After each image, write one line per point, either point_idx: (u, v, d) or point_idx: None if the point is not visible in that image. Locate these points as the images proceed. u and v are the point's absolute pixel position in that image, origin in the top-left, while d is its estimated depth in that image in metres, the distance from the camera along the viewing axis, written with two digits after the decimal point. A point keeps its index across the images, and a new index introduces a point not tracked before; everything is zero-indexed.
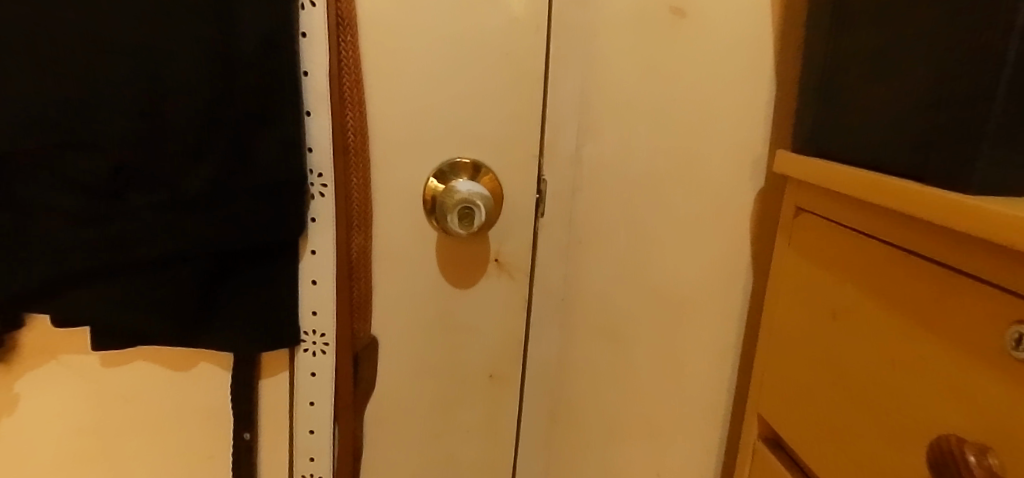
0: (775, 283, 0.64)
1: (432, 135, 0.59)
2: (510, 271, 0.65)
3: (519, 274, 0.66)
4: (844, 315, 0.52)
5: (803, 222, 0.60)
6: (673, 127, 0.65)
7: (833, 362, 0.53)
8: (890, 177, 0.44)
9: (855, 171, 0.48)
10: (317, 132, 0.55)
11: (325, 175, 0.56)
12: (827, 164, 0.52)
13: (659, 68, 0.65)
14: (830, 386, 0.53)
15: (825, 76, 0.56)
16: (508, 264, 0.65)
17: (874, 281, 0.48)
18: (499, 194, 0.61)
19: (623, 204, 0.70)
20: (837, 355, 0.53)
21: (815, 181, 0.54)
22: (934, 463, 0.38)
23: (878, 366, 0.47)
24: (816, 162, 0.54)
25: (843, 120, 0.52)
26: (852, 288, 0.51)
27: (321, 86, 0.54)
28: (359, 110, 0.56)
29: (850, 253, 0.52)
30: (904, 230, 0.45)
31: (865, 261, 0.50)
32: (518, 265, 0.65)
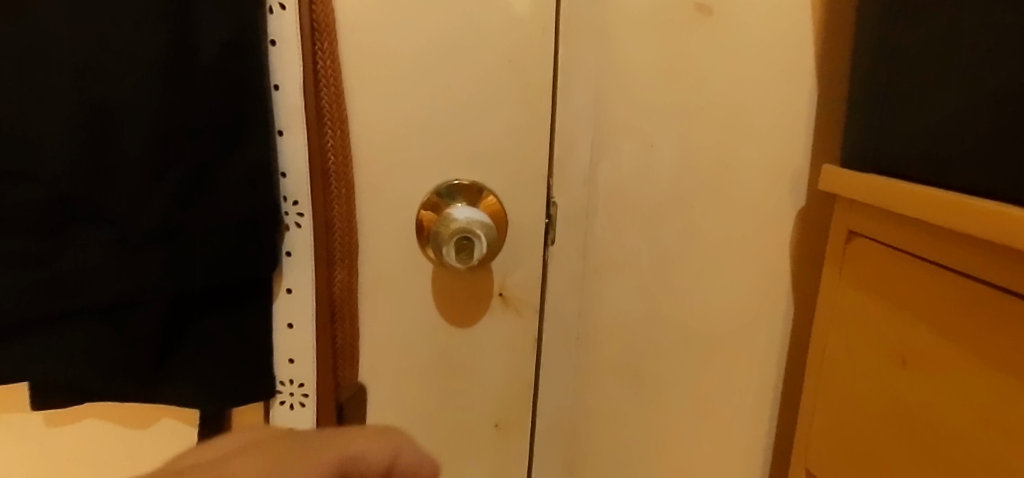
0: (825, 318, 0.55)
1: (426, 155, 0.52)
2: (517, 307, 0.57)
3: (527, 310, 0.57)
4: (916, 362, 0.44)
5: (858, 249, 0.52)
6: (700, 142, 0.58)
7: (902, 416, 0.45)
8: (993, 204, 0.35)
9: (941, 195, 0.40)
10: (291, 155, 0.48)
11: (300, 203, 0.49)
12: (902, 183, 0.44)
13: (685, 71, 0.56)
14: (899, 443, 0.45)
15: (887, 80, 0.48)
16: (513, 299, 0.56)
17: (956, 323, 0.40)
18: (502, 219, 0.53)
19: (644, 225, 0.60)
20: (906, 408, 0.45)
21: (885, 201, 0.46)
22: None
23: (961, 424, 0.39)
24: (886, 183, 0.46)
25: (910, 131, 0.45)
26: (926, 331, 0.43)
27: (294, 101, 0.47)
28: (340, 127, 0.49)
29: (920, 290, 0.44)
30: (988, 263, 0.37)
31: (943, 300, 0.42)
32: (524, 300, 0.57)
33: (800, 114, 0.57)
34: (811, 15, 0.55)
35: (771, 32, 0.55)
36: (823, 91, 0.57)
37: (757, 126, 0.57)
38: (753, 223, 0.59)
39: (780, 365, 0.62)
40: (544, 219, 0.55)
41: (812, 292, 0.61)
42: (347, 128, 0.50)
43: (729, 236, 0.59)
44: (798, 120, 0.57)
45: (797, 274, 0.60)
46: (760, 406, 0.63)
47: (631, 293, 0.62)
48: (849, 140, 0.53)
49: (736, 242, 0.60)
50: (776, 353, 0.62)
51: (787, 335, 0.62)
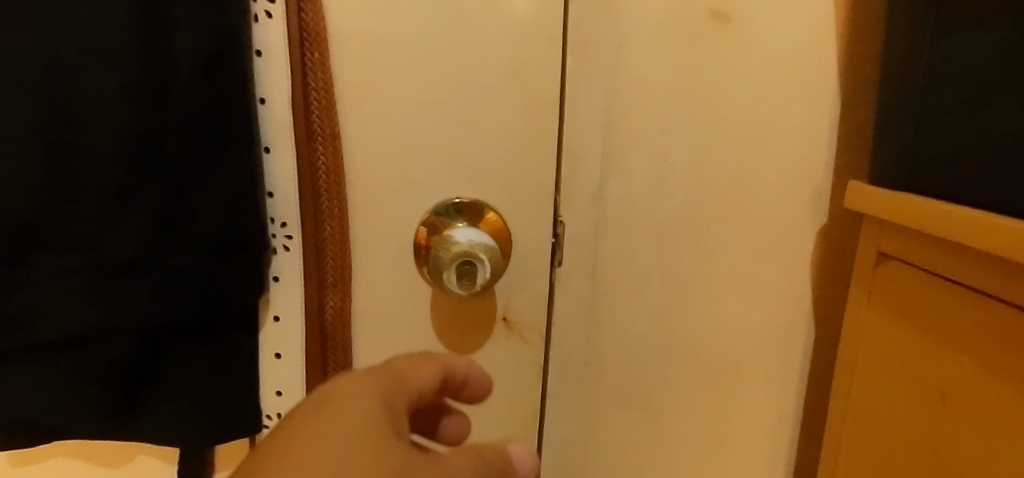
0: (851, 344, 0.52)
1: (425, 171, 0.48)
2: (521, 333, 0.53)
3: (531, 335, 0.53)
4: (961, 398, 0.41)
5: (889, 272, 0.48)
6: (716, 156, 0.54)
7: (943, 455, 0.42)
8: None
9: (998, 223, 0.36)
10: (278, 173, 0.45)
11: (289, 225, 0.46)
12: (942, 207, 0.41)
13: (702, 82, 0.53)
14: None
15: (926, 92, 0.45)
16: (517, 324, 0.53)
17: (1006, 361, 0.37)
18: (506, 239, 0.49)
19: (657, 245, 0.56)
20: (948, 447, 0.42)
21: (918, 223, 0.43)
22: None
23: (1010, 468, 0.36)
24: (920, 204, 0.43)
25: (959, 148, 0.42)
26: (972, 366, 0.40)
27: (281, 116, 0.44)
28: (332, 143, 0.46)
29: (964, 320, 0.41)
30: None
31: (991, 333, 0.39)
32: (529, 325, 0.53)
33: (821, 126, 0.54)
34: (835, 22, 0.52)
35: (791, 40, 0.52)
36: (847, 102, 0.53)
37: (775, 139, 0.54)
38: (772, 242, 0.56)
39: (799, 392, 0.59)
40: (550, 238, 0.52)
41: (835, 314, 0.58)
42: (340, 143, 0.46)
43: (745, 256, 0.56)
44: (820, 133, 0.54)
45: (818, 295, 0.57)
46: (776, 431, 0.60)
47: (643, 318, 0.57)
48: (880, 156, 0.49)
49: (754, 262, 0.56)
50: (795, 378, 0.59)
51: (807, 360, 0.58)
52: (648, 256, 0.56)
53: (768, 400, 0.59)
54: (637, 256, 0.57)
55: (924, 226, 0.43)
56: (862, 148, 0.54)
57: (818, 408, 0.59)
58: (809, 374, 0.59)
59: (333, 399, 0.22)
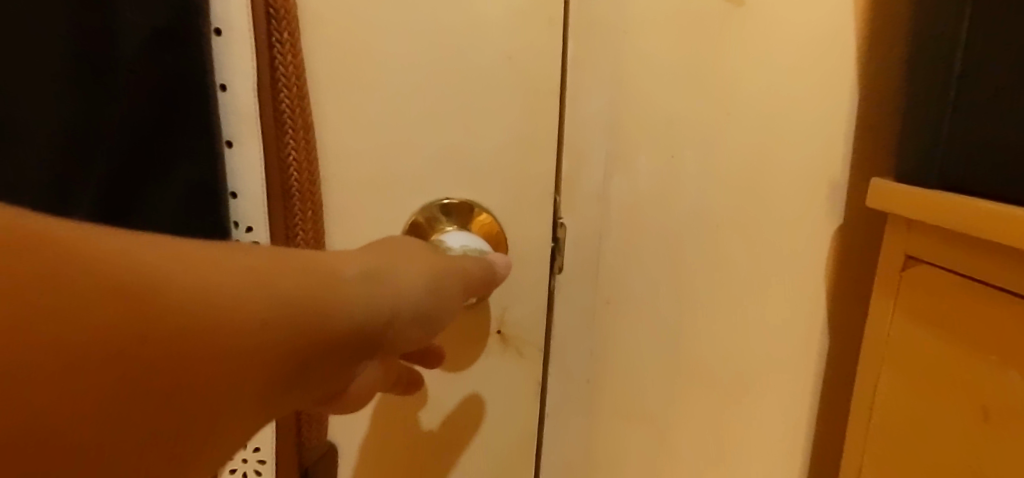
0: (871, 356, 0.48)
1: (410, 170, 0.43)
2: (518, 347, 0.47)
3: (529, 350, 0.48)
4: (1012, 417, 0.38)
5: (915, 277, 0.45)
6: (728, 150, 0.50)
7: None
8: None
9: None
10: (244, 171, 0.38)
11: (255, 230, 0.39)
12: (1014, 210, 0.36)
13: (714, 72, 0.48)
14: None
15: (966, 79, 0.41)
16: (514, 337, 0.47)
17: None
18: (500, 242, 0.45)
19: (665, 248, 0.51)
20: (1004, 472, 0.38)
21: (976, 228, 0.39)
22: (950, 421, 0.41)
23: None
24: (975, 205, 0.39)
25: (1013, 139, 0.38)
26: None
27: (246, 103, 0.37)
28: (305, 137, 0.39)
29: (1013, 333, 0.38)
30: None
31: None
32: (527, 337, 0.48)
33: (838, 120, 0.50)
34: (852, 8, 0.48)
35: (808, 26, 0.48)
36: (864, 94, 0.50)
37: (790, 134, 0.50)
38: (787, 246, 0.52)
39: (813, 402, 0.55)
40: (550, 243, 0.47)
41: (850, 322, 0.54)
42: (313, 138, 0.40)
43: (758, 259, 0.52)
44: (837, 127, 0.50)
45: (832, 301, 0.53)
46: (786, 446, 0.56)
47: (649, 328, 0.52)
48: (909, 151, 0.46)
49: (767, 265, 0.52)
50: (807, 390, 0.55)
51: (819, 370, 0.55)
52: (657, 260, 0.51)
53: (779, 413, 0.55)
54: (643, 260, 0.51)
55: (983, 232, 0.38)
56: (881, 144, 0.51)
57: (832, 419, 0.56)
58: (822, 386, 0.55)
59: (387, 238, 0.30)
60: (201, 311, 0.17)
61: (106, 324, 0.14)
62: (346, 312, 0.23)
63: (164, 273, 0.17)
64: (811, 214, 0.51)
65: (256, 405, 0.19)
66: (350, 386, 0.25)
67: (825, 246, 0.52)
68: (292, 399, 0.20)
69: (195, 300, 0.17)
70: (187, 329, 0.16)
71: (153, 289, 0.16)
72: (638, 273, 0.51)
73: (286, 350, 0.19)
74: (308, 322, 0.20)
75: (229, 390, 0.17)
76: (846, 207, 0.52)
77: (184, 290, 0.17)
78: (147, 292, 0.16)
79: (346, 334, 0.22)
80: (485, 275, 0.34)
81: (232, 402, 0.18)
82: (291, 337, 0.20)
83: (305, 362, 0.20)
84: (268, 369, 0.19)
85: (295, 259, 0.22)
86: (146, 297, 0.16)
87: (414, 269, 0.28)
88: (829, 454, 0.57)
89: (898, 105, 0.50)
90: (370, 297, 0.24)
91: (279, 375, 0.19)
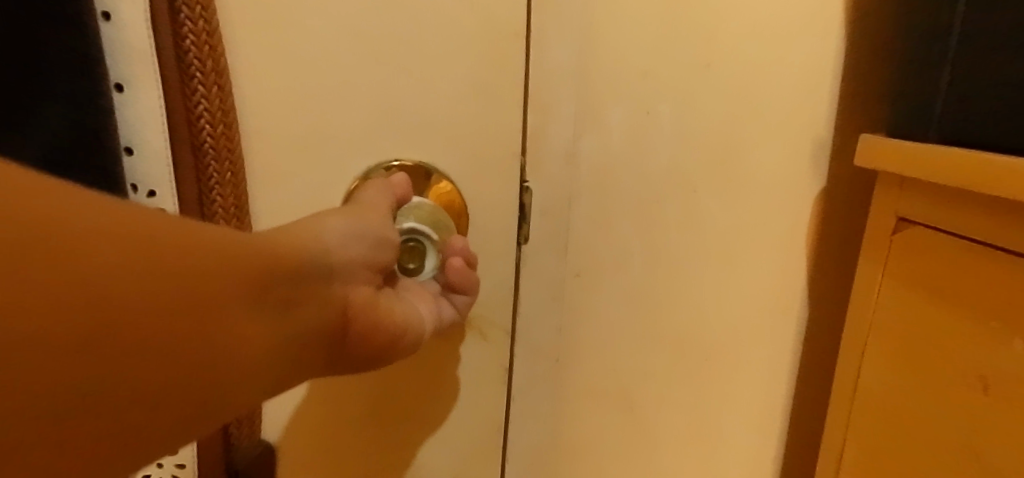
0: (858, 322, 0.47)
1: (349, 126, 0.36)
2: (481, 328, 0.42)
3: (494, 332, 0.43)
4: (1007, 383, 0.36)
5: (905, 239, 0.44)
6: (711, 105, 0.45)
7: (984, 447, 0.38)
8: None
9: None
10: (142, 121, 0.32)
11: (158, 194, 0.33)
12: (1004, 160, 0.35)
13: (693, 19, 0.43)
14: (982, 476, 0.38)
15: (986, 24, 0.37)
16: (477, 317, 0.42)
17: None
18: (460, 211, 0.39)
19: (637, 218, 0.46)
20: (1000, 441, 0.37)
21: (968, 181, 0.37)
22: (952, 388, 0.40)
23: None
24: (959, 157, 0.37)
25: None
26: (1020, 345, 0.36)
27: (138, 39, 0.31)
28: (219, 82, 0.32)
29: (1006, 293, 0.36)
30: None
31: None
32: (492, 317, 0.42)
33: (824, 75, 0.46)
34: None
35: None
36: (852, 45, 0.46)
37: (776, 88, 0.45)
38: (768, 213, 0.48)
39: (792, 375, 0.52)
40: (518, 210, 0.41)
41: (829, 292, 0.51)
42: (229, 83, 0.33)
43: (740, 225, 0.48)
44: (823, 81, 0.46)
45: (814, 269, 0.50)
46: (763, 427, 0.53)
47: (627, 303, 0.48)
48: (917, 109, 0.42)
49: (752, 232, 0.48)
50: (785, 366, 0.52)
51: (800, 342, 0.52)
52: (636, 227, 0.46)
53: (757, 391, 0.52)
54: (621, 227, 0.46)
55: (971, 184, 0.37)
56: (866, 101, 0.47)
57: (811, 392, 0.53)
58: (802, 358, 0.52)
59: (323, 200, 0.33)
60: (188, 226, 0.20)
61: (117, 259, 0.17)
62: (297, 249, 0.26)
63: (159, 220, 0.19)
64: (795, 175, 0.47)
65: (255, 318, 0.22)
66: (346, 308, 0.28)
67: (810, 210, 0.49)
68: (305, 320, 0.25)
69: (188, 233, 0.20)
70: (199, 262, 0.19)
71: (135, 225, 0.18)
72: (616, 242, 0.46)
73: (262, 267, 0.22)
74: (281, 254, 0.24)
75: (247, 305, 0.21)
76: (831, 169, 0.48)
77: (168, 226, 0.19)
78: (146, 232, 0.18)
79: (308, 265, 0.26)
80: (384, 189, 0.35)
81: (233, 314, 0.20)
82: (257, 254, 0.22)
83: (286, 284, 0.24)
84: (254, 286, 0.22)
85: None
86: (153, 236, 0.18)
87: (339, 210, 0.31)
88: (806, 433, 0.54)
89: (886, 60, 0.47)
90: (313, 241, 0.27)
91: (271, 288, 0.23)
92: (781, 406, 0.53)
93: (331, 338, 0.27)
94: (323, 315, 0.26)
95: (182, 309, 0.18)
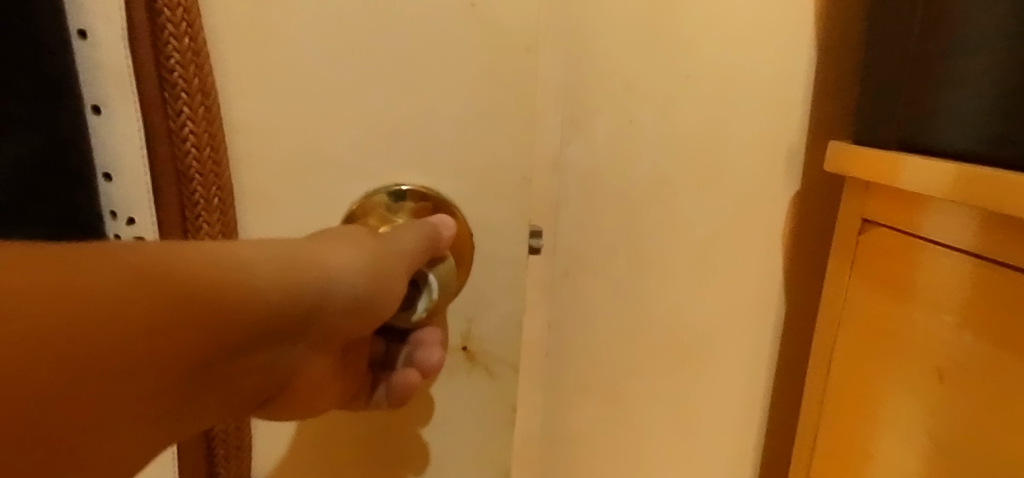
0: (826, 316, 0.50)
1: (347, 147, 0.34)
2: (486, 365, 0.38)
3: (501, 369, 0.38)
4: (954, 369, 0.40)
5: (871, 238, 0.47)
6: (692, 113, 0.46)
7: (936, 428, 0.41)
8: None
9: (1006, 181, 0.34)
10: (121, 145, 0.31)
11: (137, 221, 0.32)
12: (950, 166, 0.38)
13: (675, 26, 0.44)
14: (934, 452, 0.41)
15: (952, 39, 0.39)
16: (482, 355, 0.38)
17: (1005, 330, 0.36)
18: (465, 238, 0.36)
19: (623, 221, 0.47)
20: (948, 423, 0.40)
21: (921, 188, 0.40)
22: (908, 373, 0.43)
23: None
24: (911, 162, 0.41)
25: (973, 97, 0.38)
26: (968, 335, 0.39)
27: (116, 63, 0.29)
28: (207, 103, 0.31)
29: (957, 288, 0.40)
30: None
31: (984, 299, 0.38)
32: (499, 355, 0.38)
33: (798, 84, 0.48)
34: None
35: None
36: (824, 54, 0.48)
37: (753, 98, 0.47)
38: (744, 217, 0.50)
39: (771, 369, 0.54)
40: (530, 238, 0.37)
41: (808, 292, 0.53)
42: (215, 104, 0.32)
43: (723, 225, 0.49)
44: (798, 89, 0.48)
45: (791, 268, 0.52)
46: (743, 422, 0.55)
47: (616, 302, 0.49)
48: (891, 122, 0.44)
49: (732, 234, 0.50)
50: (762, 362, 0.54)
51: (778, 338, 0.54)
52: (622, 228, 0.47)
53: (738, 386, 0.54)
54: (609, 230, 0.47)
55: (923, 189, 0.40)
56: (839, 106, 0.49)
57: (790, 385, 0.55)
58: (780, 352, 0.54)
59: (331, 233, 0.29)
60: (130, 307, 0.17)
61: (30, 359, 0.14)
62: (273, 298, 0.23)
63: (92, 301, 0.16)
64: (772, 179, 0.49)
65: (166, 409, 0.19)
66: (279, 375, 0.26)
67: (789, 212, 0.51)
68: (225, 399, 0.23)
69: (126, 318, 0.17)
70: (120, 354, 0.17)
71: (64, 312, 0.16)
72: (604, 244, 0.47)
73: (219, 345, 0.21)
74: (236, 328, 0.21)
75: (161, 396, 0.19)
76: (806, 172, 0.50)
77: (93, 312, 0.16)
78: (71, 320, 0.16)
79: (263, 330, 0.23)
80: (426, 240, 0.32)
81: (142, 407, 0.18)
82: (204, 335, 0.20)
83: (228, 359, 0.22)
84: (190, 362, 0.20)
85: (216, 256, 0.21)
86: (79, 320, 0.16)
87: (339, 253, 0.28)
88: (786, 427, 0.56)
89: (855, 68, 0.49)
90: (292, 298, 0.25)
91: (200, 370, 0.20)
92: (763, 397, 0.55)
93: (244, 406, 0.25)
94: (247, 387, 0.24)
95: (78, 412, 0.16)
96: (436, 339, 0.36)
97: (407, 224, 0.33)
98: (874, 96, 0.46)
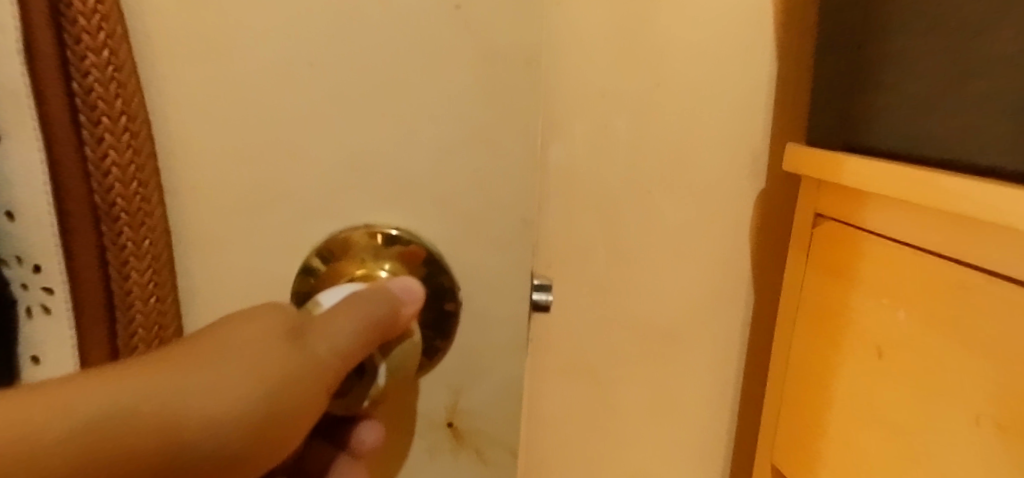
0: (787, 311, 0.52)
1: (309, 178, 0.30)
2: (476, 447, 0.34)
3: (494, 453, 0.34)
4: (892, 348, 0.42)
5: (824, 231, 0.48)
6: (660, 116, 0.46)
7: (876, 405, 0.43)
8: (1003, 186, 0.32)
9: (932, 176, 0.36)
10: (23, 178, 0.27)
11: (46, 269, 0.29)
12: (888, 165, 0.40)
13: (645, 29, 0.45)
14: (873, 429, 0.43)
15: (904, 44, 0.40)
16: (472, 434, 0.34)
17: (937, 309, 0.38)
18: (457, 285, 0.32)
19: (602, 219, 0.48)
20: (884, 400, 0.42)
21: (861, 184, 0.41)
22: (853, 355, 0.45)
23: (955, 444, 0.37)
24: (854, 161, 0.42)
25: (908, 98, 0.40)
26: (902, 314, 0.41)
27: (11, 82, 0.26)
28: (131, 127, 0.27)
29: (897, 273, 0.41)
30: (995, 250, 0.34)
31: (918, 282, 0.39)
32: (490, 435, 0.34)
33: (760, 88, 0.48)
34: None
35: None
36: (785, 57, 0.48)
37: (716, 100, 0.47)
38: (710, 215, 0.50)
39: (740, 364, 0.56)
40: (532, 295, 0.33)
41: (772, 290, 0.54)
42: (143, 129, 0.28)
43: (689, 224, 0.50)
44: (761, 92, 0.48)
45: (758, 266, 0.53)
46: (713, 418, 0.57)
47: (592, 295, 0.50)
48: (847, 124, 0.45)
49: (700, 233, 0.50)
50: (731, 360, 0.55)
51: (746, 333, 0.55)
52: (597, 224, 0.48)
53: (710, 379, 0.55)
54: (584, 225, 0.48)
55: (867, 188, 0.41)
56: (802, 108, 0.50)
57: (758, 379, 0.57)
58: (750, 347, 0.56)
59: (244, 334, 0.25)
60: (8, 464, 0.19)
61: None
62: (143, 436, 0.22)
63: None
64: (738, 179, 0.50)
65: None
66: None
67: (756, 211, 0.51)
68: None
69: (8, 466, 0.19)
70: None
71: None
72: (582, 237, 0.48)
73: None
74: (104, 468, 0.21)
75: None
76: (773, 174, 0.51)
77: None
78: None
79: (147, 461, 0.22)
80: (374, 329, 0.27)
81: None
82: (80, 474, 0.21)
83: None
84: None
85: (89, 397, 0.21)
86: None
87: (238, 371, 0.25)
88: (754, 421, 0.58)
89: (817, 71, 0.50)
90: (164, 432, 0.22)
91: None
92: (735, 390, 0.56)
93: None
94: None
95: None
96: (373, 441, 0.32)
97: (359, 301, 0.27)
98: (828, 99, 0.47)
